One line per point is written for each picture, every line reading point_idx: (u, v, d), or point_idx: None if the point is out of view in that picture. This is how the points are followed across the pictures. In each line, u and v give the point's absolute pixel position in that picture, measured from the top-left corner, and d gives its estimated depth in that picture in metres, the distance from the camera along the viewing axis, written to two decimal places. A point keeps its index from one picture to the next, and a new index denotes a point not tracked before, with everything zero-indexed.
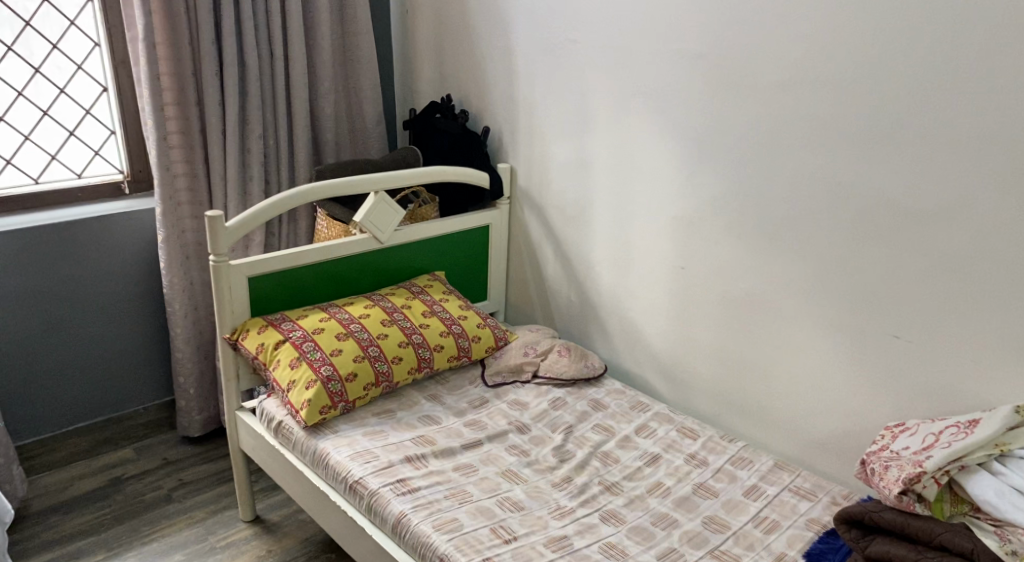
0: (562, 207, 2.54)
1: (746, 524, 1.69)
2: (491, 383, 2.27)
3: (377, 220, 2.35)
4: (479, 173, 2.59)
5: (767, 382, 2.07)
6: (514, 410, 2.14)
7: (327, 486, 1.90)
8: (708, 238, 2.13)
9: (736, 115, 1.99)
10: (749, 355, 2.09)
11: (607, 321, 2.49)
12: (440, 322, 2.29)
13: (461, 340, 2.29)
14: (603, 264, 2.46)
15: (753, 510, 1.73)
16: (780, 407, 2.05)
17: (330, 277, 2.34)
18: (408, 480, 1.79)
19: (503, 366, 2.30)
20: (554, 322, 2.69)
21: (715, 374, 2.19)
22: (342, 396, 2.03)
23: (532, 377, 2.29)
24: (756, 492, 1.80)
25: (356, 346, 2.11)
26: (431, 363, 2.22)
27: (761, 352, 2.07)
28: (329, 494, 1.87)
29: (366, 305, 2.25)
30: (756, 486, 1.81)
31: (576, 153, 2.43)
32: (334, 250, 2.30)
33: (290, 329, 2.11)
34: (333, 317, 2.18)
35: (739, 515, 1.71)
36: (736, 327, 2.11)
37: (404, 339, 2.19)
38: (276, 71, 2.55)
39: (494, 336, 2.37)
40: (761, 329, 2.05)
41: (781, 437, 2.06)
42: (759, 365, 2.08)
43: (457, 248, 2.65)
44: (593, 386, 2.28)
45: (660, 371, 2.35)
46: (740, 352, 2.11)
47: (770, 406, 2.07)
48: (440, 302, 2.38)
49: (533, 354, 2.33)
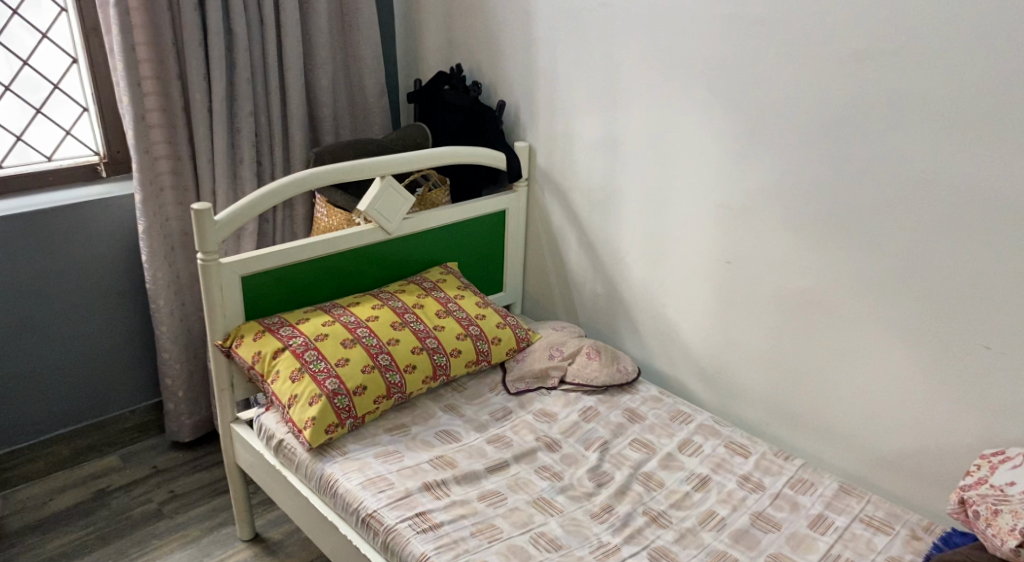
0: (587, 191, 2.30)
1: None
2: (514, 390, 2.04)
3: (383, 208, 2.11)
4: (494, 153, 2.34)
5: (827, 391, 1.86)
6: (542, 424, 1.92)
7: (335, 517, 1.68)
8: (760, 231, 1.90)
9: (798, 89, 1.74)
10: (806, 361, 1.88)
11: (638, 318, 2.26)
12: (456, 323, 2.07)
13: (479, 343, 2.07)
14: (634, 255, 2.22)
15: (823, 547, 1.53)
16: (842, 419, 1.84)
17: (332, 273, 2.10)
18: (429, 515, 1.57)
19: (526, 371, 2.07)
20: (578, 316, 2.46)
21: (766, 380, 1.97)
22: (350, 412, 1.80)
23: (558, 383, 2.06)
24: (825, 523, 1.59)
25: (365, 353, 1.88)
26: (447, 370, 2.00)
27: (821, 358, 1.85)
28: (339, 526, 1.65)
29: (374, 306, 2.02)
30: (823, 516, 1.61)
31: (604, 131, 2.18)
32: (336, 243, 2.06)
33: (289, 336, 1.88)
34: (338, 320, 1.95)
35: (808, 553, 1.51)
36: (793, 329, 1.89)
37: (417, 344, 1.96)
38: (267, 39, 2.27)
39: (516, 336, 2.14)
40: (824, 332, 1.83)
41: (842, 453, 1.85)
42: (818, 372, 1.86)
43: (471, 237, 2.41)
44: (626, 393, 2.05)
45: (700, 374, 2.12)
46: (796, 357, 1.90)
47: (831, 417, 1.86)
48: (455, 300, 2.15)
49: (558, 357, 2.10)
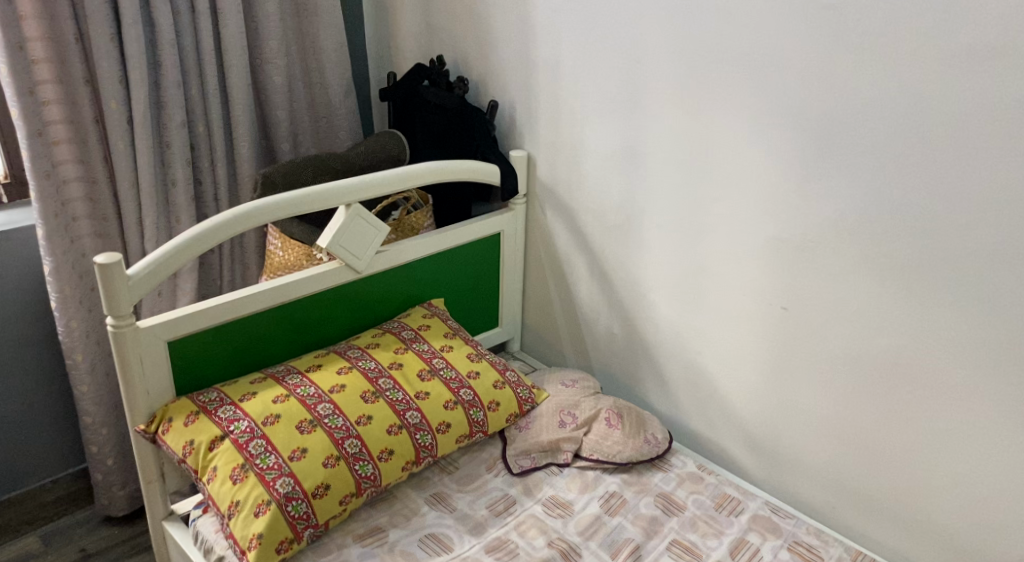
0: (599, 214, 1.88)
1: None
2: (518, 470, 1.64)
3: (349, 242, 1.69)
4: (484, 165, 1.91)
5: (916, 476, 1.48)
6: (553, 520, 1.52)
7: None
8: (829, 274, 1.50)
9: (894, 96, 1.33)
10: (890, 436, 1.50)
11: (666, 367, 1.86)
12: (443, 387, 1.65)
13: (474, 411, 1.65)
14: (661, 293, 1.81)
15: None
16: (934, 510, 1.48)
17: (289, 324, 1.68)
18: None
19: (532, 444, 1.67)
20: (589, 358, 2.05)
21: (833, 456, 1.59)
22: (309, 520, 1.40)
23: (572, 458, 1.66)
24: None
25: (327, 440, 1.47)
26: (434, 450, 1.59)
27: (910, 435, 1.47)
28: None
29: (339, 370, 1.60)
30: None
31: (623, 142, 1.75)
32: (291, 289, 1.64)
33: (231, 420, 1.47)
34: (292, 394, 1.53)
35: None
36: (872, 396, 1.50)
37: (395, 421, 1.55)
38: (200, 30, 1.81)
39: (517, 398, 1.73)
40: (917, 403, 1.45)
41: (932, 550, 1.50)
42: (905, 451, 1.49)
43: (459, 267, 1.99)
44: (657, 470, 1.65)
45: (745, 441, 1.74)
46: (876, 431, 1.52)
47: (921, 506, 1.49)
48: (441, 354, 1.73)
49: (571, 425, 1.69)
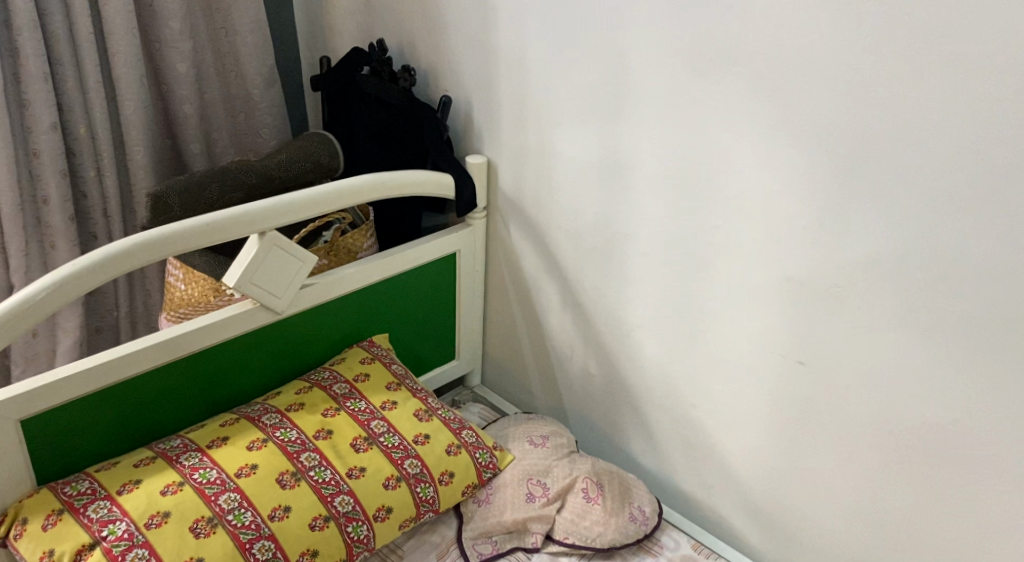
0: (573, 235, 1.54)
1: None
2: (476, 559, 1.32)
3: (268, 277, 1.30)
4: (439, 176, 1.56)
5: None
6: None
7: None
8: (860, 325, 1.20)
9: (956, 111, 1.02)
10: (928, 523, 1.23)
11: (652, 418, 1.55)
12: (385, 460, 1.29)
13: (422, 488, 1.31)
14: (648, 332, 1.49)
15: None
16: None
17: (195, 383, 1.29)
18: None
19: (493, 525, 1.36)
20: (561, 400, 1.73)
21: (857, 538, 1.32)
22: None
23: (542, 542, 1.36)
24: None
25: (231, 544, 1.10)
26: (370, 542, 1.24)
27: (956, 524, 1.20)
28: None
29: (249, 445, 1.21)
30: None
31: (601, 152, 1.42)
32: (193, 342, 1.24)
33: (103, 523, 1.08)
34: (187, 482, 1.14)
35: None
36: (909, 474, 1.22)
37: (320, 512, 1.19)
38: (73, 6, 1.44)
39: (476, 465, 1.40)
40: (965, 488, 1.17)
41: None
42: (947, 541, 1.22)
43: (409, 294, 1.61)
44: (645, 555, 1.37)
45: (749, 510, 1.44)
46: (911, 516, 1.24)
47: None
48: (382, 413, 1.35)
49: (540, 501, 1.38)
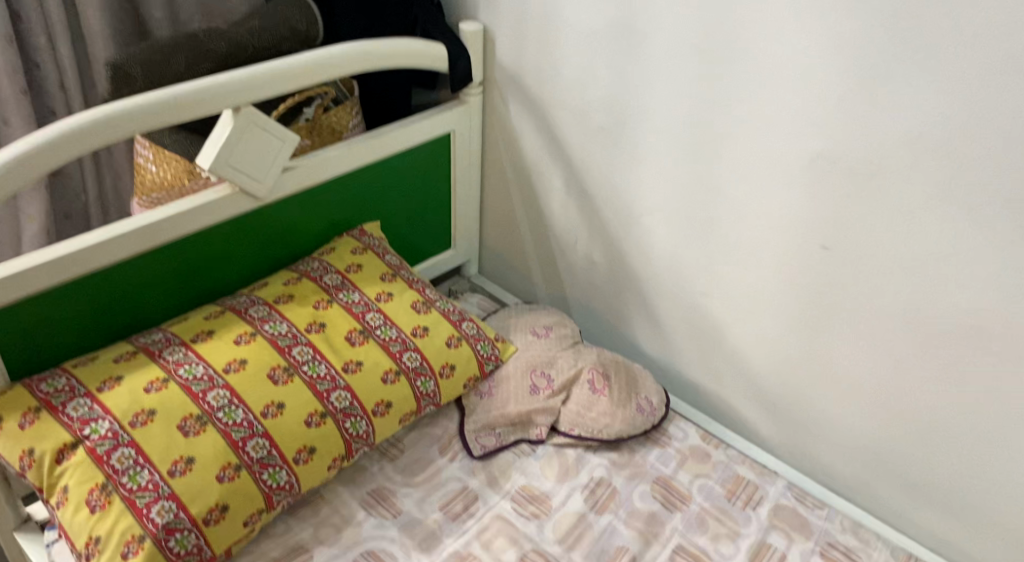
0: (579, 112, 1.41)
1: None
2: (479, 452, 1.26)
3: (248, 161, 1.18)
4: (433, 46, 1.40)
5: (989, 465, 1.12)
6: (525, 523, 1.16)
7: None
8: (898, 203, 1.07)
9: None
10: (959, 416, 1.13)
11: (659, 308, 1.45)
12: (382, 354, 1.21)
13: (423, 381, 1.24)
14: (658, 217, 1.37)
15: None
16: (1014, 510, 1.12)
17: (175, 272, 1.19)
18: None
19: (496, 417, 1.30)
20: (564, 288, 1.63)
21: (879, 429, 1.22)
22: (200, 554, 0.99)
23: (547, 434, 1.30)
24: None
25: (223, 442, 1.03)
26: (370, 438, 1.18)
27: (992, 418, 1.09)
28: None
29: (237, 339, 1.13)
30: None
31: (613, 16, 1.28)
32: (170, 229, 1.13)
33: (85, 421, 1.00)
34: (173, 378, 1.06)
35: None
36: (942, 363, 1.11)
37: (316, 409, 1.12)
38: None
39: (478, 357, 1.33)
40: (1004, 379, 1.06)
41: (1006, 555, 1.15)
42: (980, 436, 1.11)
43: (402, 177, 1.49)
44: (654, 447, 1.31)
45: (762, 402, 1.36)
46: (939, 408, 1.14)
47: (993, 503, 1.13)
48: (377, 305, 1.27)
49: (546, 393, 1.32)
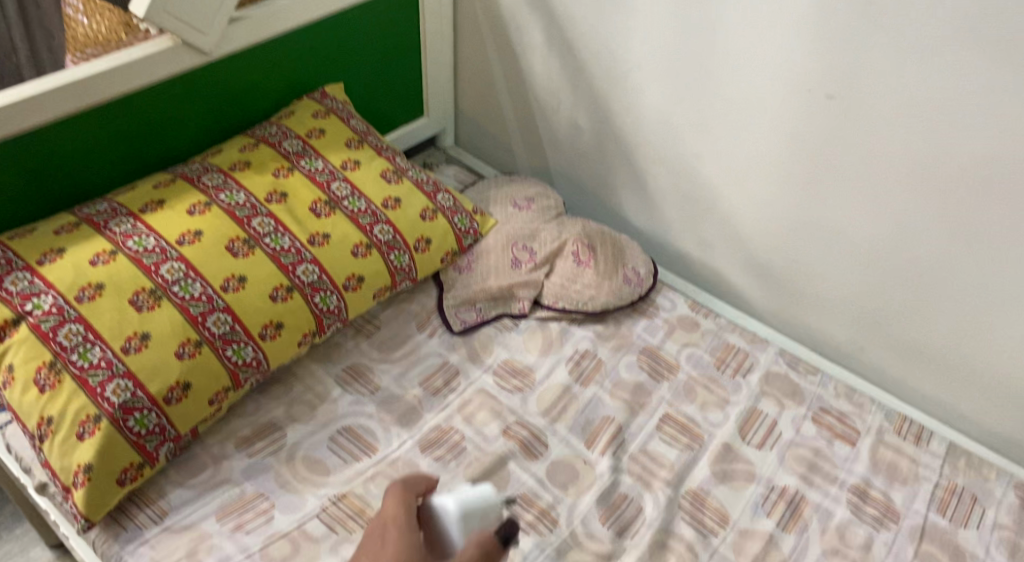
0: None
1: None
2: (459, 329, 1.19)
3: (188, 9, 1.05)
4: None
5: (991, 321, 1.07)
6: (507, 397, 1.11)
7: None
8: (914, 39, 0.96)
9: None
10: (964, 273, 1.06)
11: (648, 173, 1.36)
12: (351, 225, 1.12)
13: (396, 255, 1.15)
14: (648, 72, 1.26)
15: None
16: (1015, 365, 1.08)
17: (116, 136, 1.08)
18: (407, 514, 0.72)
19: (477, 292, 1.22)
20: (545, 157, 1.53)
21: (878, 291, 1.17)
22: (163, 435, 0.93)
23: (531, 308, 1.23)
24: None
25: (180, 317, 0.96)
26: (342, 313, 1.10)
27: (998, 273, 1.03)
28: None
29: (191, 209, 1.04)
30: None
31: None
32: (106, 87, 1.01)
33: (26, 296, 0.92)
34: (121, 250, 0.97)
35: None
36: (949, 216, 1.04)
37: (281, 283, 1.04)
38: None
39: (454, 231, 1.23)
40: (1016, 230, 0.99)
41: (1004, 412, 1.13)
42: (983, 293, 1.06)
43: (365, 34, 1.36)
44: (641, 317, 1.25)
45: (753, 269, 1.30)
46: (943, 265, 1.08)
47: (995, 360, 1.10)
48: (343, 173, 1.17)
49: (527, 266, 1.24)
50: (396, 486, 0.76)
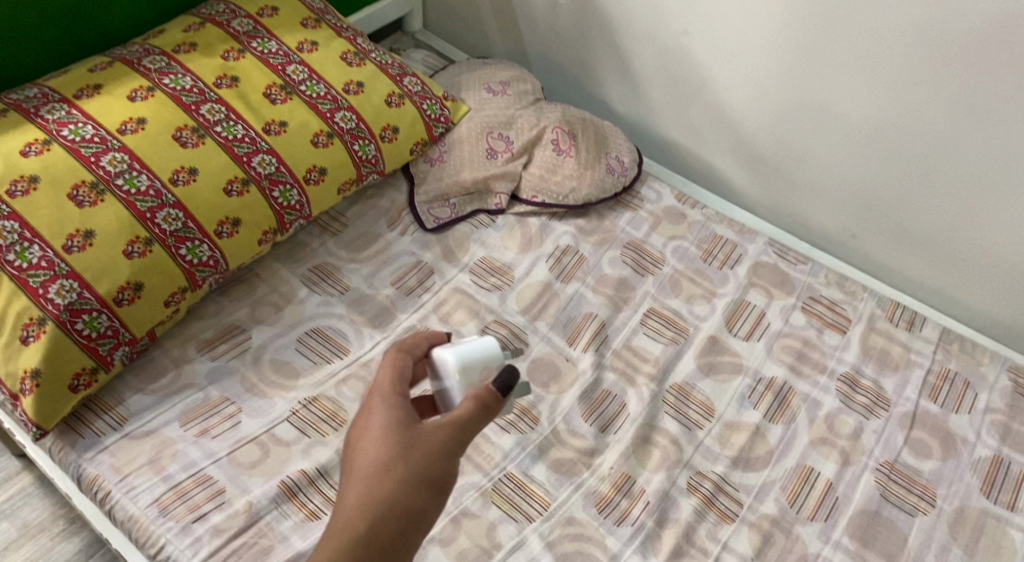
0: None
1: None
2: (432, 225, 1.13)
3: None
4: None
5: (991, 201, 1.02)
6: (485, 296, 1.05)
7: (114, 536, 0.85)
8: None
9: None
10: (965, 150, 1.01)
11: (631, 54, 1.27)
12: (310, 113, 1.04)
13: (361, 145, 1.07)
14: None
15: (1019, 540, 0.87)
16: (1011, 246, 1.04)
17: (41, 14, 0.97)
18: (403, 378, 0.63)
19: (450, 186, 1.15)
20: (521, 41, 1.43)
21: (872, 173, 1.11)
22: (117, 338, 0.88)
23: (508, 203, 1.16)
24: (1012, 480, 0.92)
25: (127, 212, 0.89)
26: (304, 209, 1.03)
27: (1001, 149, 0.98)
28: (124, 556, 0.84)
29: (131, 95, 0.95)
30: (1006, 468, 0.93)
31: None
32: None
33: None
34: (55, 140, 0.89)
35: None
36: (954, 89, 0.97)
37: (236, 175, 0.96)
38: None
39: (424, 119, 1.15)
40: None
41: (995, 295, 1.10)
42: (984, 171, 1.01)
43: None
44: (625, 210, 1.18)
45: (740, 154, 1.24)
46: (944, 142, 1.02)
47: (990, 242, 1.06)
48: (299, 56, 1.07)
49: (503, 158, 1.16)
50: (391, 351, 0.66)
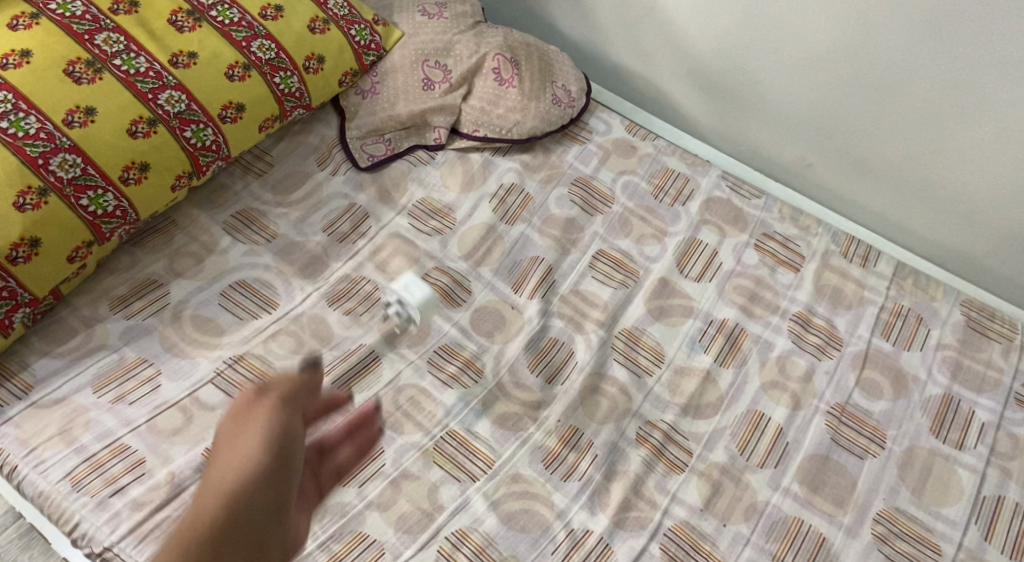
0: None
1: (957, 528, 0.83)
2: (366, 164, 1.05)
3: None
4: None
5: (949, 128, 0.99)
6: (424, 241, 0.99)
7: (29, 509, 0.80)
8: None
9: None
10: (926, 75, 0.96)
11: None
12: (223, 43, 0.93)
13: (282, 78, 0.98)
14: None
15: (965, 479, 0.87)
16: (964, 173, 1.02)
17: None
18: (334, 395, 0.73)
19: (385, 120, 1.07)
20: None
21: (828, 100, 1.06)
22: (15, 299, 0.80)
23: (449, 138, 1.08)
24: (961, 419, 0.91)
25: (15, 159, 0.79)
26: (222, 150, 0.94)
27: (964, 73, 0.93)
28: (42, 530, 0.79)
29: (12, 23, 0.83)
30: (955, 407, 0.92)
31: None
32: None
33: None
34: None
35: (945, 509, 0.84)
36: (919, 9, 0.91)
37: (140, 114, 0.86)
38: None
39: (352, 47, 1.05)
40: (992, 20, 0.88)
41: (946, 224, 1.08)
42: (946, 97, 0.96)
43: None
44: (573, 143, 1.12)
45: (692, 79, 1.17)
46: (903, 66, 0.97)
47: (945, 169, 1.03)
48: None
49: (442, 88, 1.07)
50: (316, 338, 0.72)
